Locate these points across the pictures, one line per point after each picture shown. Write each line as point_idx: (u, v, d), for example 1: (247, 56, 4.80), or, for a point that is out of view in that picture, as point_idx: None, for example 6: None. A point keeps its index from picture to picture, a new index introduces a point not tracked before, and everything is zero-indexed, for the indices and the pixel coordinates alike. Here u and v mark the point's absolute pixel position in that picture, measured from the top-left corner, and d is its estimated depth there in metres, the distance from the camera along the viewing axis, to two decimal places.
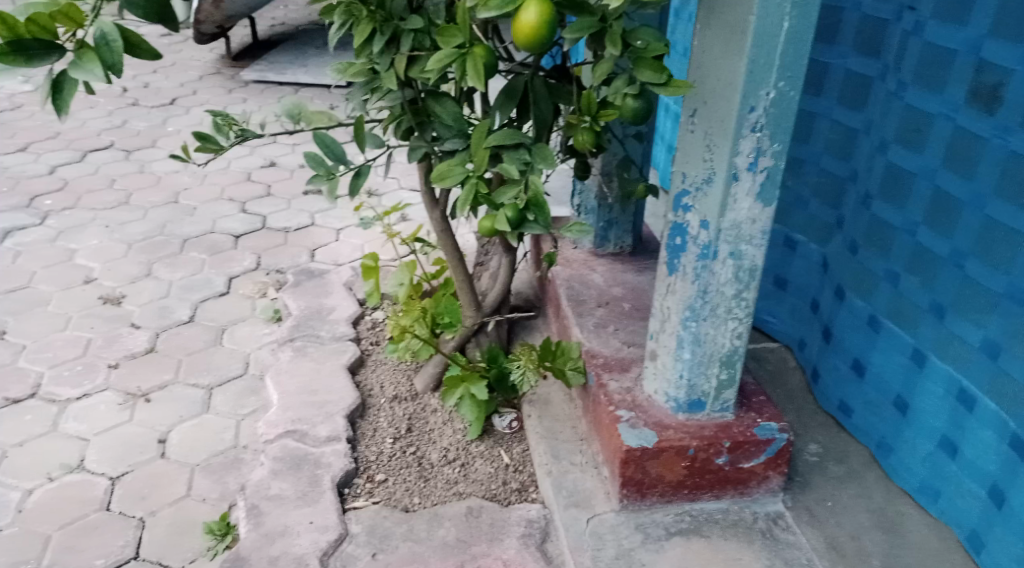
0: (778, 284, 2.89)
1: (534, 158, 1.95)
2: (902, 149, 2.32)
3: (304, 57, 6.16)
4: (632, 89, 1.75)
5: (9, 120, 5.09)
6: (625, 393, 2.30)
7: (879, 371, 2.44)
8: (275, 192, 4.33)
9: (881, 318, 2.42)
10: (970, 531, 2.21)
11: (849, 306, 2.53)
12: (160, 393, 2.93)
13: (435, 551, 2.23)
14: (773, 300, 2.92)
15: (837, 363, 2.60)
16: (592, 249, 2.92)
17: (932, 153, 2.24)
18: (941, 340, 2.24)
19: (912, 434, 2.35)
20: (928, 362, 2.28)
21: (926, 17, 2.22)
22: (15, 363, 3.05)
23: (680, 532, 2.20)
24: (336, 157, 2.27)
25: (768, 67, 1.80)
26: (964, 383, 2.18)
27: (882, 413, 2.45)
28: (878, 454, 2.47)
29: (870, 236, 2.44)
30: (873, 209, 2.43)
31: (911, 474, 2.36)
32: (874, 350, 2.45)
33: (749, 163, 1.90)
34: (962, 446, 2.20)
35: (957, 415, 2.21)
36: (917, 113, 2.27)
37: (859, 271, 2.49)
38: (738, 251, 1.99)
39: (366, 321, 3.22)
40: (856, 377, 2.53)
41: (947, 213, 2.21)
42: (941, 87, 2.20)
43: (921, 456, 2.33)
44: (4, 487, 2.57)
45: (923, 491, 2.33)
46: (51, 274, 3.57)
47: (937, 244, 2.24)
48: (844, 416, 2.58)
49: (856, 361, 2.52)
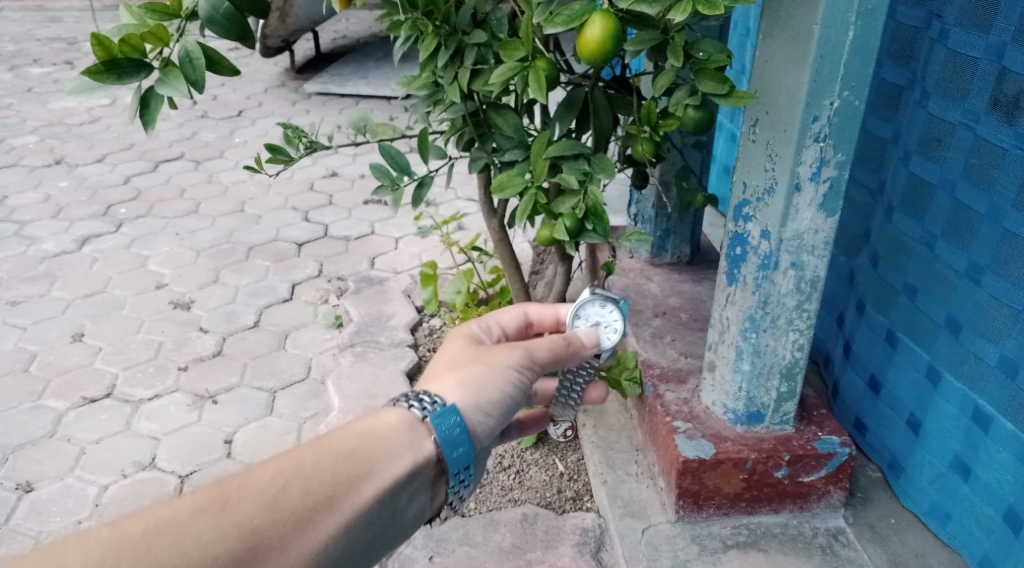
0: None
1: (594, 168, 1.95)
2: (924, 160, 2.19)
3: (366, 68, 6.29)
4: (694, 99, 1.71)
5: (89, 133, 5.30)
6: (683, 404, 2.30)
7: (894, 388, 2.33)
8: (337, 201, 4.43)
9: (898, 333, 2.30)
10: (981, 557, 2.13)
11: (868, 320, 2.42)
12: (226, 396, 3.02)
13: (491, 556, 2.26)
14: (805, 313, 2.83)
15: (854, 377, 2.49)
16: (648, 258, 2.93)
17: (953, 163, 2.12)
18: (957, 357, 2.13)
19: (923, 453, 2.25)
20: (943, 380, 2.17)
21: (950, 24, 2.10)
22: (92, 364, 3.18)
23: (738, 545, 2.18)
24: (401, 168, 2.31)
25: (832, 77, 1.76)
26: (980, 402, 2.08)
27: (895, 430, 2.34)
28: (889, 474, 2.39)
29: (890, 248, 2.32)
30: (895, 221, 2.30)
31: (920, 495, 2.27)
32: (890, 365, 2.33)
33: (811, 173, 1.86)
34: (976, 467, 2.10)
35: (972, 436, 2.11)
36: (938, 122, 2.14)
37: (879, 285, 2.37)
38: (800, 262, 1.96)
39: (423, 328, 3.27)
40: (872, 394, 2.41)
41: (966, 225, 2.09)
42: (962, 97, 2.07)
43: (931, 477, 2.24)
44: (82, 482, 2.68)
45: (933, 513, 2.24)
46: (126, 280, 3.70)
47: (954, 259, 2.13)
48: (860, 434, 2.48)
49: (873, 378, 2.40)
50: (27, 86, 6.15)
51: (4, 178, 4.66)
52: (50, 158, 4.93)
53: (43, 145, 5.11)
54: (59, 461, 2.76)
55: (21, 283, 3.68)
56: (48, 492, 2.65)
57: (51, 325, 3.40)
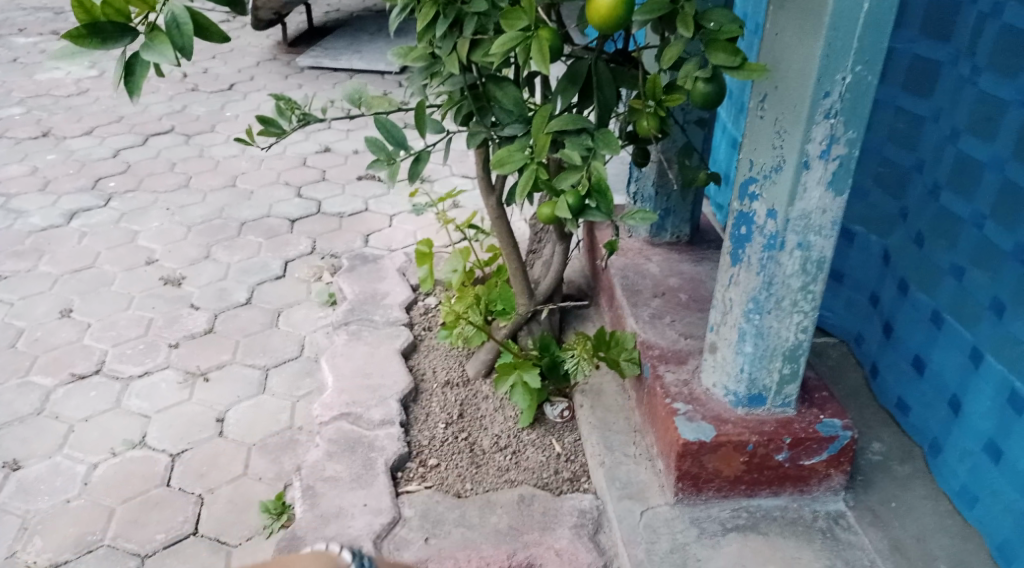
0: (834, 278, 2.77)
1: (598, 144, 1.89)
2: (973, 138, 2.19)
3: (360, 42, 6.20)
4: (703, 72, 1.62)
5: (77, 105, 5.21)
6: (682, 386, 2.27)
7: (937, 369, 2.33)
8: (330, 177, 4.37)
9: (943, 313, 2.30)
10: (1001, 541, 2.11)
11: (911, 301, 2.42)
12: (217, 373, 2.98)
13: (488, 538, 2.23)
14: (828, 294, 2.80)
15: (896, 358, 2.50)
16: (648, 238, 2.89)
17: (1003, 142, 2.10)
18: (998, 339, 2.12)
19: (960, 435, 2.25)
20: (984, 362, 2.16)
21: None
22: (81, 341, 3.13)
23: (737, 528, 2.16)
24: (398, 142, 2.26)
25: (845, 51, 1.72)
26: (1016, 386, 2.06)
27: (936, 412, 2.34)
28: (929, 454, 2.36)
29: (935, 228, 2.33)
30: (942, 200, 2.30)
31: (952, 477, 2.26)
32: (933, 346, 2.34)
33: (821, 150, 1.82)
34: (1007, 450, 2.09)
35: (1006, 419, 2.09)
36: (990, 99, 2.13)
37: (923, 265, 2.38)
38: (806, 242, 1.93)
39: (419, 307, 3.21)
40: (916, 374, 2.42)
41: (1015, 205, 2.08)
42: (1017, 73, 2.05)
43: (965, 460, 2.23)
44: (70, 461, 2.64)
45: (962, 495, 2.23)
46: (115, 255, 3.65)
47: (1001, 239, 2.11)
48: (901, 414, 2.48)
49: (916, 358, 2.41)
50: (13, 56, 6.05)
51: None
52: (37, 130, 4.85)
53: (30, 117, 5.03)
54: (48, 439, 2.72)
55: (8, 257, 3.63)
56: (36, 470, 2.61)
57: (38, 301, 3.35)
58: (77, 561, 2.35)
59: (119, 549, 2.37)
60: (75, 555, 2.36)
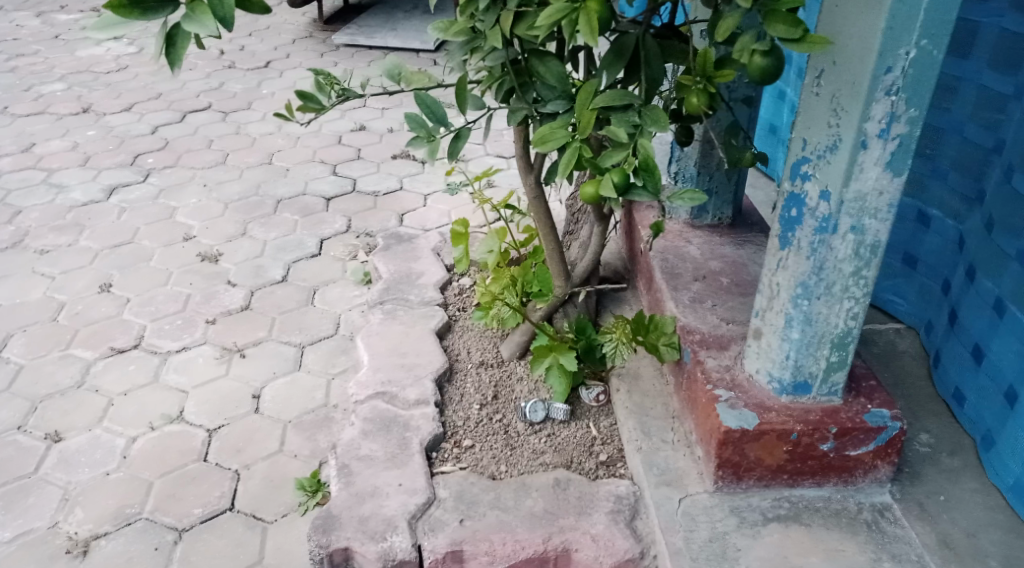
0: (906, 262, 2.74)
1: (644, 120, 1.83)
2: None
3: (395, 19, 6.16)
4: (761, 44, 1.54)
5: (117, 82, 5.23)
6: (724, 371, 2.22)
7: (996, 358, 2.28)
8: (365, 155, 4.35)
9: (1007, 301, 2.25)
10: None
11: (977, 288, 2.37)
12: (254, 350, 2.98)
13: (523, 521, 2.19)
14: (900, 279, 2.76)
15: (957, 347, 2.45)
16: (689, 219, 2.83)
17: None
18: None
19: (1014, 426, 2.19)
20: None
21: None
22: (121, 315, 3.14)
23: (778, 518, 2.11)
24: (437, 118, 2.21)
25: (909, 24, 1.65)
26: None
27: (992, 402, 2.30)
28: (981, 447, 2.33)
29: (1005, 212, 2.27)
30: (1014, 182, 2.24)
31: (1006, 470, 2.21)
32: (995, 334, 2.29)
33: (880, 129, 1.75)
34: None
35: None
36: None
37: (991, 251, 2.32)
38: (860, 225, 1.86)
39: (453, 287, 3.16)
40: (973, 363, 2.37)
41: None
42: None
43: (1018, 453, 2.17)
44: (110, 434, 2.65)
45: (1015, 490, 2.18)
46: (153, 231, 3.65)
47: None
48: (957, 405, 2.44)
49: (976, 346, 2.36)
50: (55, 33, 6.08)
51: (32, 126, 4.62)
52: (77, 106, 4.88)
53: (71, 93, 5.05)
54: (88, 411, 2.73)
55: (49, 231, 3.65)
56: (77, 442, 2.62)
57: (78, 275, 3.36)
58: (116, 533, 2.35)
59: (157, 523, 2.37)
60: (114, 527, 2.37)
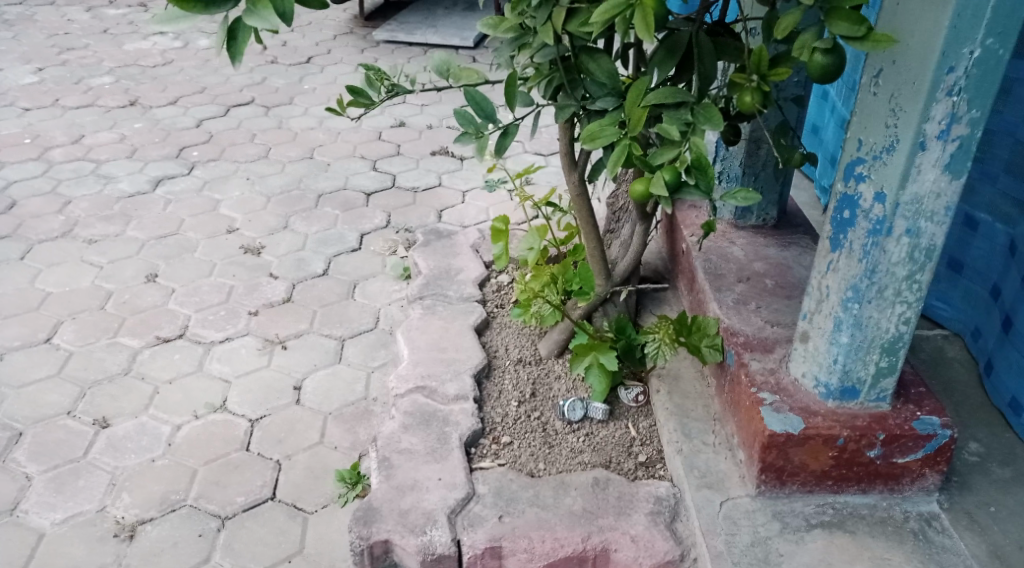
0: (952, 267, 2.69)
1: (698, 118, 1.81)
2: None
3: (435, 16, 6.17)
4: (822, 42, 1.51)
5: (163, 75, 5.30)
6: (768, 375, 2.19)
7: None
8: (405, 151, 4.36)
9: None
10: None
11: None
12: (295, 342, 3.00)
13: (562, 519, 2.18)
14: (945, 285, 2.72)
15: (1014, 355, 2.40)
16: (732, 220, 2.81)
17: None
18: None
19: None
20: None
21: None
22: (166, 305, 3.18)
23: (822, 524, 2.08)
24: (486, 115, 2.19)
25: (975, 22, 1.61)
26: None
27: None
28: None
29: None
30: None
31: None
32: None
33: (939, 131, 1.72)
34: None
35: None
36: None
37: None
38: (916, 228, 1.83)
39: (492, 284, 3.15)
40: None
41: None
42: None
43: None
44: (155, 421, 2.68)
45: None
46: (198, 222, 3.69)
47: None
48: (1014, 414, 2.40)
49: None
50: (103, 27, 6.17)
51: (81, 117, 4.69)
52: (125, 98, 4.95)
53: (118, 86, 5.13)
54: (134, 398, 2.77)
55: (98, 221, 3.70)
56: (123, 429, 2.66)
57: (126, 264, 3.41)
58: (161, 518, 2.38)
59: (201, 510, 2.40)
60: (159, 512, 2.39)
